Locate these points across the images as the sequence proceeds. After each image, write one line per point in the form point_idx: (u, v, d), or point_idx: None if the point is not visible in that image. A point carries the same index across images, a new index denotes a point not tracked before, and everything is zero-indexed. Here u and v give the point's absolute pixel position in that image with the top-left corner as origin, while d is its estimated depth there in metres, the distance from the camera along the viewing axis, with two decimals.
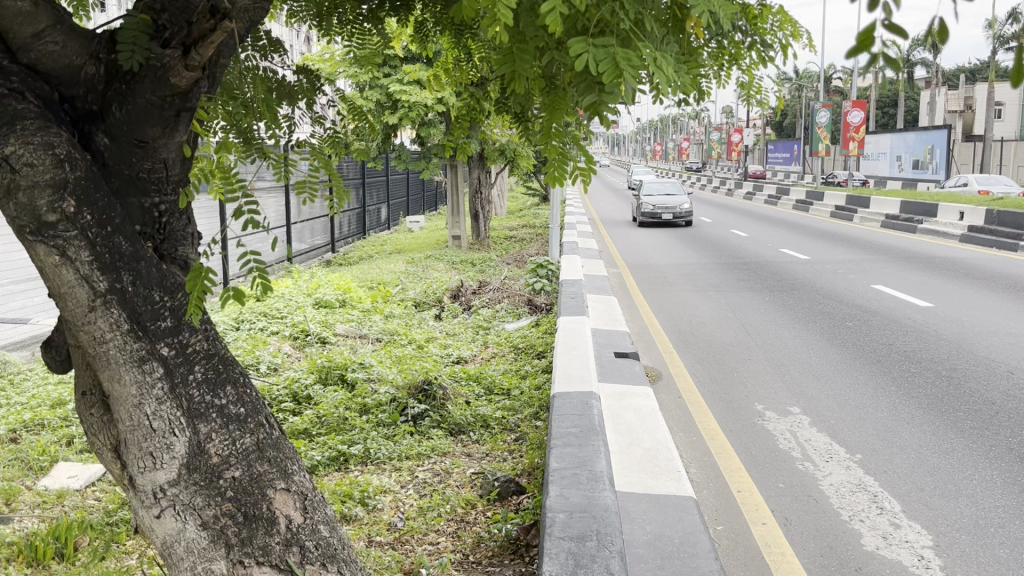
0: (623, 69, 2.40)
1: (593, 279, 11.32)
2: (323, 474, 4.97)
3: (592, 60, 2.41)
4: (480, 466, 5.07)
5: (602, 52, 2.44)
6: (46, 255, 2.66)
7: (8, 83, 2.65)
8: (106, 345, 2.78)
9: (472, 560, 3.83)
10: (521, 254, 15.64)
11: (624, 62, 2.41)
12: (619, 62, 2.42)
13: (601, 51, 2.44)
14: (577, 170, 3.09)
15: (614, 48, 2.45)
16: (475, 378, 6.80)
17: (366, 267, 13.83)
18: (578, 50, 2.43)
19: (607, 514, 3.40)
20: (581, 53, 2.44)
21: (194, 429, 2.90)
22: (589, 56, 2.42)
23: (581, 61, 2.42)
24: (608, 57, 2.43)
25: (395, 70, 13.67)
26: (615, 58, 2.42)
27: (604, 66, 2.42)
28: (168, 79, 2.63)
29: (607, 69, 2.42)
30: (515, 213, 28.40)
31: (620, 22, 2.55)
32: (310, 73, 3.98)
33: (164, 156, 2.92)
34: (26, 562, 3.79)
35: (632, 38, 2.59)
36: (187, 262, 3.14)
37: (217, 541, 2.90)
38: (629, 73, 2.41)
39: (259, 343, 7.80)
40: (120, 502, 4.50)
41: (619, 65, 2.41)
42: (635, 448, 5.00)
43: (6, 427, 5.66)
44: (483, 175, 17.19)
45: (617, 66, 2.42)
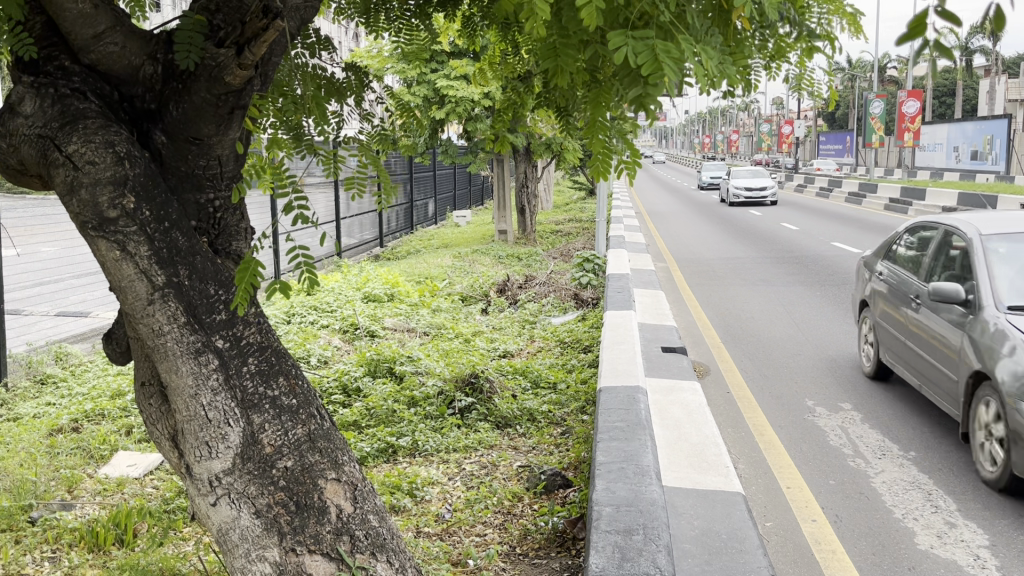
0: (662, 60, 2.41)
1: (640, 272, 11.28)
2: (372, 466, 5.04)
3: (630, 52, 2.44)
4: (527, 459, 5.09)
5: (641, 44, 2.46)
6: (107, 250, 2.74)
7: (69, 84, 2.78)
8: (164, 337, 2.85)
9: (519, 552, 3.87)
10: (568, 248, 15.61)
11: (663, 54, 2.42)
12: (658, 54, 2.44)
13: (640, 44, 2.46)
14: (622, 164, 3.05)
15: (654, 40, 2.47)
16: (521, 372, 6.82)
17: (414, 261, 13.95)
18: (616, 43, 2.47)
19: (654, 508, 3.40)
20: (621, 46, 2.47)
21: (248, 419, 2.98)
22: (628, 50, 2.45)
23: (618, 54, 2.46)
24: (647, 49, 2.45)
25: (443, 66, 13.74)
26: (654, 50, 2.44)
27: (643, 58, 2.44)
28: (223, 78, 2.69)
29: (646, 60, 2.44)
30: (562, 207, 28.40)
31: (659, 14, 2.55)
32: (359, 70, 4.05)
33: (219, 153, 2.99)
34: (88, 547, 3.95)
35: (672, 32, 2.57)
36: (240, 256, 3.21)
37: (270, 529, 2.97)
38: (668, 65, 2.42)
39: (309, 336, 7.93)
40: (177, 491, 4.62)
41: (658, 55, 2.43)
42: (682, 443, 4.98)
43: (69, 417, 5.85)
44: (529, 170, 17.15)
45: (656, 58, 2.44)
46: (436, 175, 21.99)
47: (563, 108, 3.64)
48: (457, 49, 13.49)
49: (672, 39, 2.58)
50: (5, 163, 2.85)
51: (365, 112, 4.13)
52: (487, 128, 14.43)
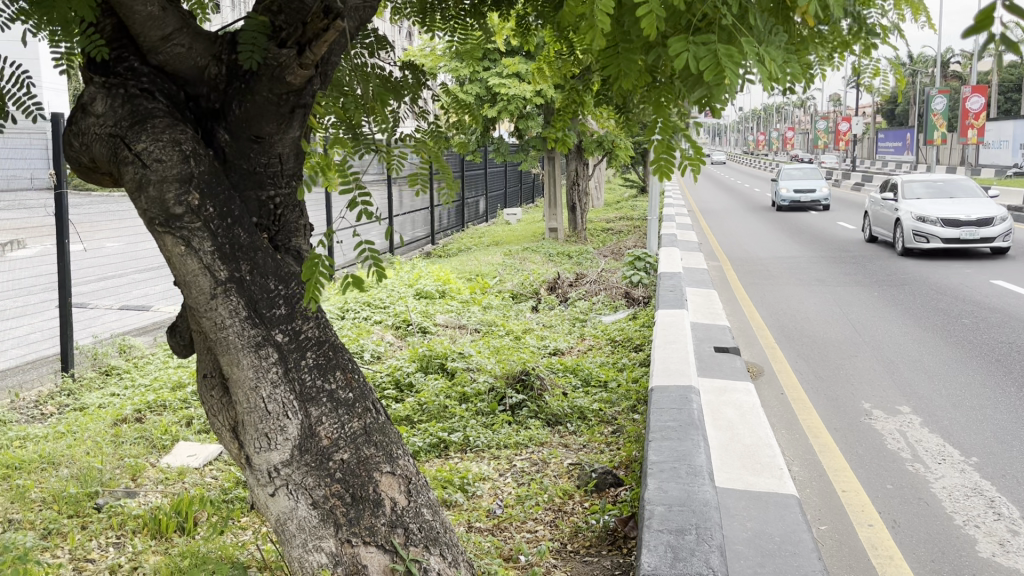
0: (724, 63, 2.41)
1: (692, 271, 11.18)
2: (424, 460, 5.09)
3: (692, 58, 2.44)
4: (578, 457, 5.09)
5: (703, 49, 2.46)
6: (172, 246, 2.82)
7: (139, 85, 2.87)
8: (226, 330, 2.93)
9: (570, 549, 3.88)
10: (620, 246, 15.52)
11: (726, 58, 2.43)
12: (720, 59, 2.43)
13: (702, 48, 2.46)
14: (685, 162, 2.88)
15: (716, 44, 2.47)
16: (572, 369, 6.82)
17: (465, 258, 14.03)
18: (677, 49, 2.46)
19: (707, 508, 3.37)
20: (681, 52, 2.47)
21: (306, 412, 3.03)
22: (690, 55, 2.46)
23: (680, 60, 2.45)
24: (709, 54, 2.45)
25: (495, 64, 13.81)
26: (716, 55, 2.44)
27: (705, 63, 2.44)
28: (285, 78, 2.75)
29: (708, 66, 2.44)
30: (613, 205, 28.24)
31: (721, 16, 2.57)
32: (416, 69, 4.13)
33: (279, 151, 3.06)
34: (151, 534, 4.08)
35: (734, 35, 2.57)
36: (300, 252, 3.25)
37: (326, 520, 3.04)
38: (730, 70, 2.41)
39: (363, 332, 8.04)
40: (235, 481, 4.72)
41: (719, 60, 2.43)
42: (735, 444, 4.93)
43: (132, 407, 6.03)
44: (581, 168, 17.11)
45: (718, 63, 2.43)
46: (487, 172, 22.08)
47: (620, 105, 3.62)
48: (510, 46, 13.52)
49: (735, 40, 2.59)
50: (77, 161, 2.95)
51: (423, 110, 4.19)
52: (539, 126, 14.43)
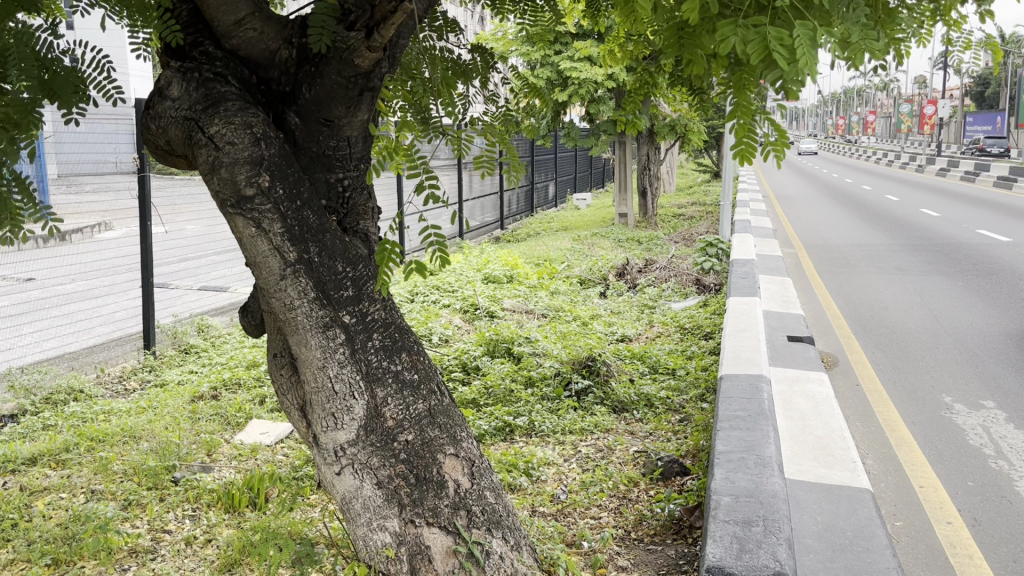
0: (770, 46, 2.21)
1: (765, 258, 10.92)
2: (489, 443, 5.11)
3: (737, 43, 2.26)
4: (644, 445, 5.04)
5: (753, 31, 2.27)
6: (243, 227, 2.88)
7: (213, 69, 2.93)
8: (295, 311, 2.98)
9: (634, 537, 3.85)
10: (692, 232, 15.29)
11: (774, 43, 2.20)
12: (767, 42, 2.22)
13: (751, 31, 2.26)
14: (769, 146, 2.69)
15: (767, 27, 2.26)
16: (639, 356, 6.75)
17: (534, 243, 14.02)
18: (722, 34, 2.29)
19: (775, 500, 3.30)
20: (730, 37, 2.30)
21: (371, 393, 3.07)
22: (735, 42, 2.27)
23: (725, 47, 2.28)
24: (758, 37, 2.25)
25: (566, 47, 13.70)
26: (765, 37, 2.23)
27: (753, 47, 2.25)
28: (353, 61, 2.77)
29: (755, 52, 2.24)
30: (685, 190, 27.84)
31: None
32: (485, 53, 4.07)
33: (348, 134, 3.11)
34: (225, 508, 4.21)
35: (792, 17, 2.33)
36: (367, 235, 3.32)
37: (391, 500, 3.07)
38: (782, 51, 2.21)
39: (431, 315, 8.12)
40: (305, 459, 4.81)
41: (766, 44, 2.22)
42: (806, 435, 4.81)
43: (209, 385, 6.22)
44: (652, 152, 16.86)
45: (766, 46, 2.23)
46: (557, 157, 22.01)
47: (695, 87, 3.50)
48: (581, 30, 13.39)
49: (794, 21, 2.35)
50: (155, 144, 3.03)
51: (491, 94, 4.21)
52: (610, 110, 14.28)
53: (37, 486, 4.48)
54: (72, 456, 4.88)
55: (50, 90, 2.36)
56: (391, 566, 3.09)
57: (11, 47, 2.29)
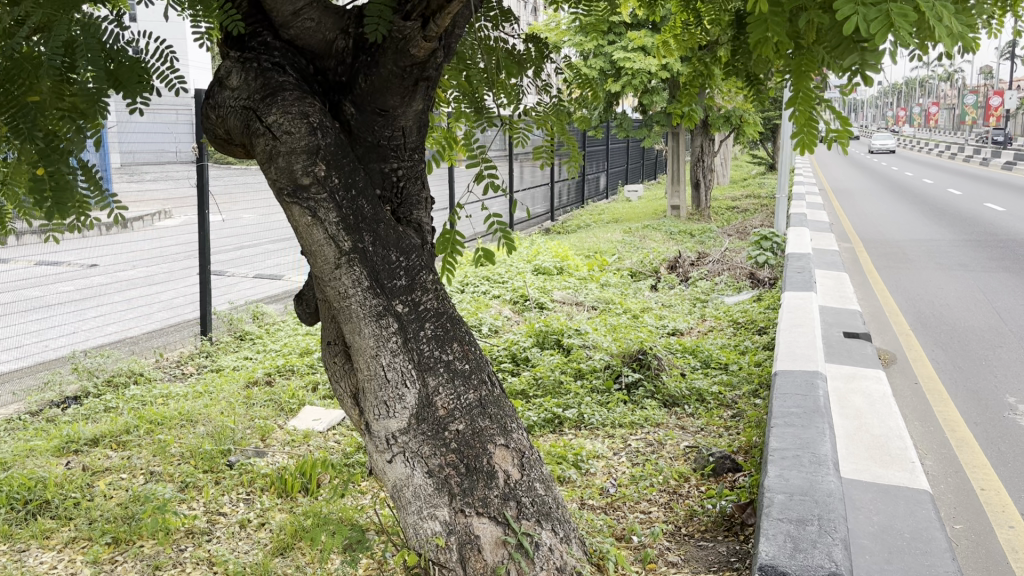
0: (900, 24, 1.90)
1: (822, 253, 10.70)
2: (538, 435, 5.11)
3: (860, 22, 1.93)
4: (695, 440, 4.99)
5: (872, 8, 1.95)
6: (299, 216, 2.91)
7: (271, 58, 2.95)
8: (349, 300, 3.00)
9: (684, 533, 3.81)
10: (746, 225, 15.05)
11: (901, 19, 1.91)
12: (892, 20, 1.91)
13: (872, 8, 1.95)
14: (832, 133, 2.65)
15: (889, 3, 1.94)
16: (691, 350, 6.67)
17: (584, 235, 13.96)
18: (843, 12, 1.95)
19: (831, 499, 3.23)
20: (848, 15, 1.96)
21: (423, 381, 3.09)
22: (860, 20, 1.94)
23: (845, 27, 1.95)
24: (881, 14, 1.94)
25: (620, 37, 13.57)
26: (889, 14, 1.92)
27: (876, 27, 1.93)
28: (409, 50, 2.78)
29: (880, 33, 1.92)
30: (738, 183, 27.41)
31: None
32: (540, 42, 3.99)
33: (403, 124, 3.13)
34: (278, 493, 4.29)
35: None
36: (421, 225, 3.33)
37: (441, 489, 3.08)
38: (903, 32, 1.92)
39: (481, 305, 8.14)
40: (357, 446, 4.86)
41: (893, 21, 1.91)
42: (862, 433, 4.70)
43: (263, 371, 6.33)
44: (706, 143, 16.62)
45: (891, 26, 1.92)
46: (609, 148, 21.88)
47: (752, 76, 3.38)
48: (635, 19, 13.24)
49: None
50: (214, 133, 3.08)
51: (545, 84, 4.18)
52: (664, 100, 14.10)
53: (99, 466, 4.61)
54: (132, 437, 5.01)
55: (116, 80, 2.43)
56: (441, 555, 3.09)
57: (77, 38, 2.31)
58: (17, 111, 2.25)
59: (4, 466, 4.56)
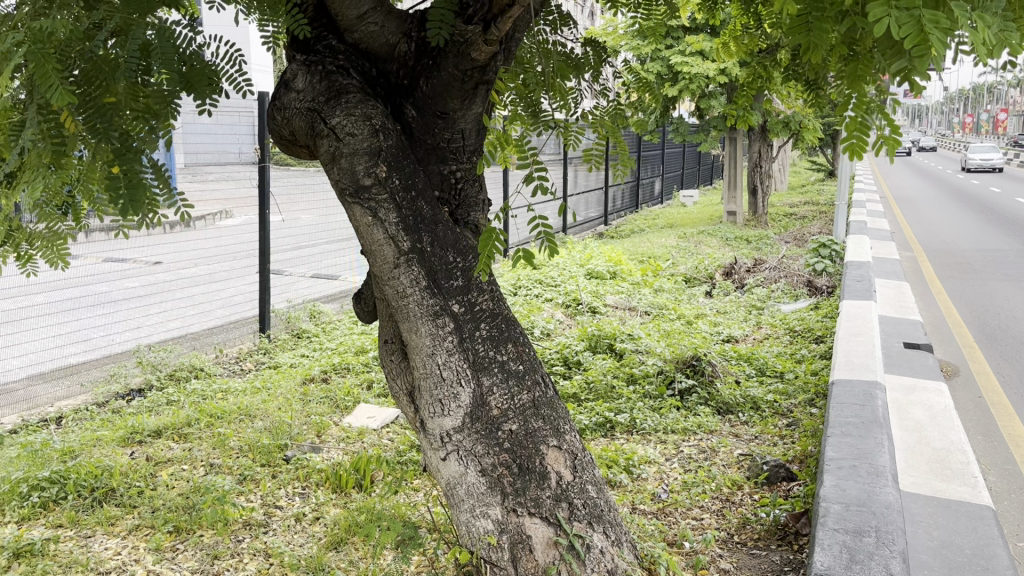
0: (932, 31, 1.71)
1: (882, 261, 10.46)
2: (590, 439, 5.11)
3: (889, 26, 1.74)
4: (749, 448, 4.93)
5: (904, 12, 1.75)
6: (360, 216, 2.97)
7: (335, 62, 3.01)
8: (407, 299, 3.05)
9: (737, 540, 3.77)
10: (804, 232, 14.82)
11: (931, 26, 1.73)
12: (925, 27, 1.72)
13: (904, 11, 1.75)
14: (881, 140, 2.47)
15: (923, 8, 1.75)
16: (746, 358, 6.59)
17: (638, 240, 13.90)
18: (873, 14, 1.76)
19: (889, 511, 3.17)
20: (879, 19, 1.77)
21: (478, 381, 3.12)
22: (893, 24, 1.75)
23: (874, 30, 1.76)
24: (913, 19, 1.74)
25: (678, 41, 13.50)
26: (921, 20, 1.73)
27: (907, 33, 1.74)
28: (470, 54, 2.82)
29: (911, 40, 1.73)
30: (796, 189, 26.99)
31: None
32: (598, 47, 4.08)
33: (462, 127, 3.17)
34: (333, 488, 4.37)
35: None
36: (478, 226, 3.38)
37: (494, 488, 3.11)
38: (937, 40, 1.72)
39: (534, 308, 8.16)
40: (410, 444, 4.91)
41: (926, 28, 1.72)
42: (921, 446, 4.60)
43: (320, 368, 6.45)
44: (764, 148, 16.39)
45: (925, 34, 1.73)
46: (665, 153, 21.73)
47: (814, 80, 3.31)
48: (694, 24, 13.15)
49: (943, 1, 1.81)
50: (280, 134, 3.14)
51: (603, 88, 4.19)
52: (721, 105, 13.96)
53: (162, 457, 4.75)
54: (193, 430, 5.15)
55: (187, 82, 2.51)
56: (492, 553, 3.12)
57: (153, 42, 2.42)
58: (93, 110, 2.31)
59: (72, 454, 4.72)
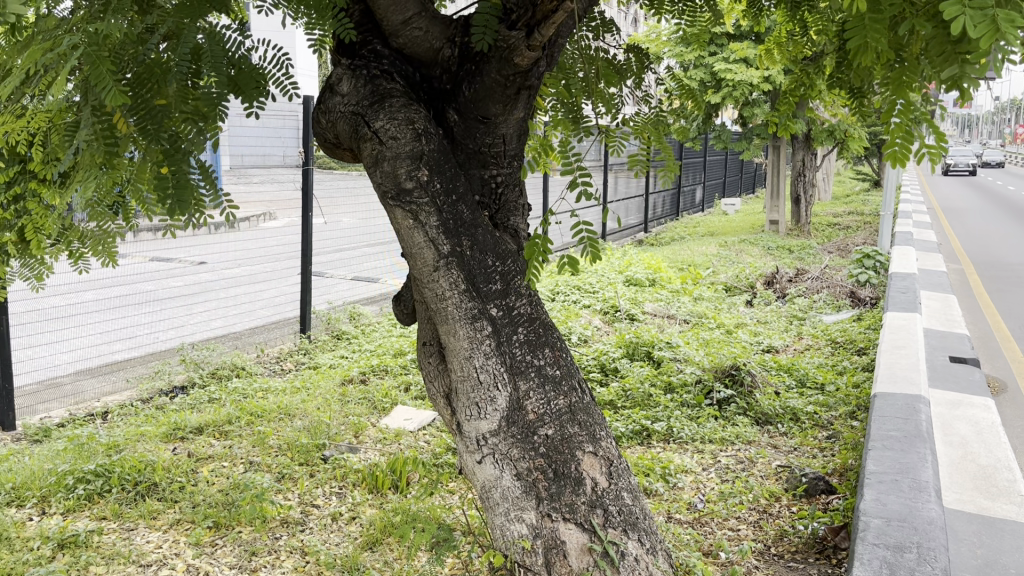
0: (1007, 29, 1.74)
1: (928, 273, 10.26)
2: (626, 447, 5.08)
3: (965, 24, 1.78)
4: (788, 460, 4.87)
5: (977, 12, 1.80)
6: (402, 219, 3.00)
7: (380, 66, 3.05)
8: (446, 302, 3.07)
9: (774, 552, 3.73)
10: (848, 243, 14.59)
11: (1006, 24, 1.77)
12: (999, 25, 1.76)
13: (978, 11, 1.80)
14: (924, 151, 2.39)
15: (996, 8, 1.80)
16: (786, 368, 6.51)
17: (678, 248, 13.81)
18: (947, 12, 1.81)
19: (932, 527, 3.11)
20: (953, 17, 1.82)
21: (515, 385, 3.13)
22: (968, 22, 1.79)
23: (949, 29, 1.80)
24: (986, 18, 1.79)
25: (722, 48, 13.43)
26: (996, 19, 1.77)
27: (982, 32, 1.78)
28: (513, 59, 2.82)
29: (986, 38, 1.77)
30: (840, 199, 26.59)
31: None
32: (640, 53, 4.10)
33: (504, 132, 3.18)
34: (369, 488, 4.41)
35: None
36: (517, 232, 3.39)
37: (529, 492, 3.11)
38: (1012, 38, 1.75)
39: (572, 314, 8.16)
40: (446, 447, 4.93)
41: (1001, 26, 1.76)
42: (966, 462, 4.50)
43: (359, 369, 6.52)
44: (808, 158, 16.19)
45: (998, 32, 1.77)
46: (707, 160, 21.57)
47: (858, 87, 3.26)
48: (738, 31, 13.07)
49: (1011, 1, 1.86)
50: (324, 137, 3.20)
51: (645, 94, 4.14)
52: (765, 112, 13.82)
53: (203, 453, 4.83)
54: (233, 428, 5.23)
55: (235, 85, 2.56)
56: (526, 557, 3.12)
57: (203, 46, 2.46)
58: (146, 112, 2.36)
59: (117, 449, 4.82)
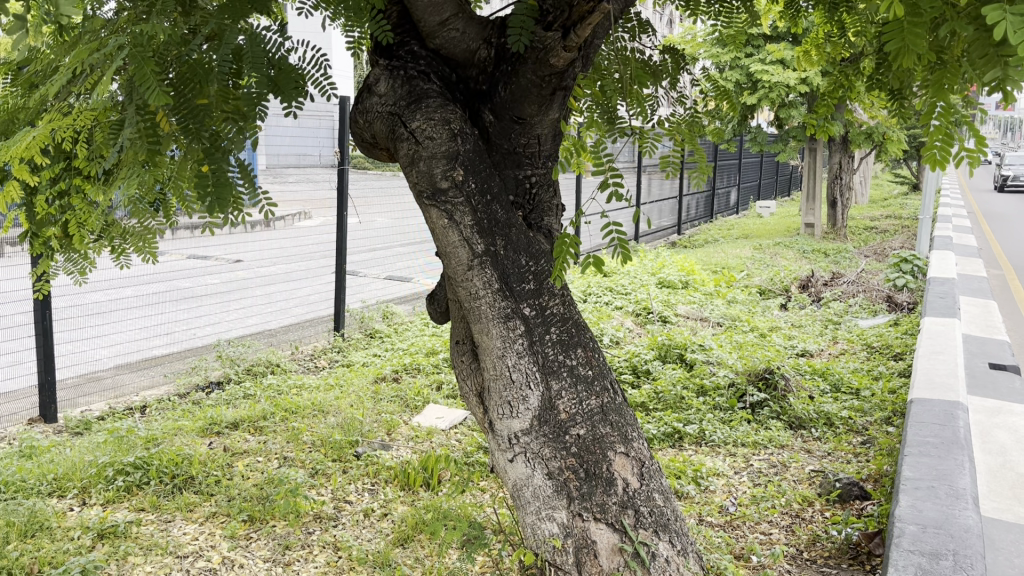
0: None
1: (968, 279, 10.07)
2: (658, 449, 5.07)
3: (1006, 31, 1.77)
4: (821, 465, 4.83)
5: (1019, 18, 1.79)
6: (437, 218, 3.02)
7: (417, 67, 3.07)
8: (479, 301, 3.10)
9: (806, 557, 3.70)
10: (885, 247, 14.39)
11: None
12: None
13: (1019, 17, 1.79)
14: (963, 153, 2.39)
15: None
16: (821, 372, 6.44)
17: (712, 250, 13.71)
18: (989, 18, 1.80)
19: (969, 535, 3.07)
20: (994, 22, 1.81)
21: (547, 384, 3.14)
22: (1010, 27, 1.79)
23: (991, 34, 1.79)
24: None
25: (759, 49, 13.33)
26: None
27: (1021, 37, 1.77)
28: (548, 60, 2.84)
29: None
30: (878, 202, 26.20)
31: None
32: (675, 53, 4.19)
33: (539, 132, 3.20)
34: (401, 486, 4.45)
35: None
36: (551, 231, 3.41)
37: (560, 492, 3.12)
38: None
39: (604, 316, 8.14)
40: (477, 445, 4.96)
41: None
42: (1005, 470, 4.42)
43: (391, 367, 6.57)
44: (845, 160, 15.98)
45: None
46: (742, 162, 21.40)
47: (897, 89, 3.22)
48: (776, 32, 12.97)
49: None
50: (361, 136, 3.23)
51: (680, 95, 4.13)
52: (802, 114, 13.68)
53: (238, 448, 4.90)
54: (268, 423, 5.30)
55: (275, 85, 2.56)
56: (557, 556, 3.13)
57: (243, 47, 2.49)
58: (187, 111, 2.41)
59: (155, 442, 4.91)
